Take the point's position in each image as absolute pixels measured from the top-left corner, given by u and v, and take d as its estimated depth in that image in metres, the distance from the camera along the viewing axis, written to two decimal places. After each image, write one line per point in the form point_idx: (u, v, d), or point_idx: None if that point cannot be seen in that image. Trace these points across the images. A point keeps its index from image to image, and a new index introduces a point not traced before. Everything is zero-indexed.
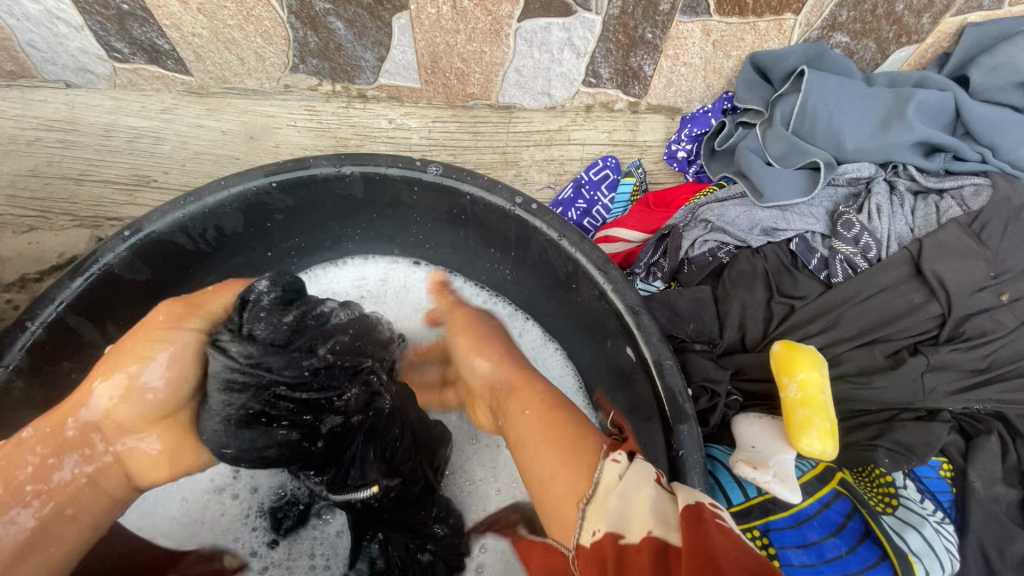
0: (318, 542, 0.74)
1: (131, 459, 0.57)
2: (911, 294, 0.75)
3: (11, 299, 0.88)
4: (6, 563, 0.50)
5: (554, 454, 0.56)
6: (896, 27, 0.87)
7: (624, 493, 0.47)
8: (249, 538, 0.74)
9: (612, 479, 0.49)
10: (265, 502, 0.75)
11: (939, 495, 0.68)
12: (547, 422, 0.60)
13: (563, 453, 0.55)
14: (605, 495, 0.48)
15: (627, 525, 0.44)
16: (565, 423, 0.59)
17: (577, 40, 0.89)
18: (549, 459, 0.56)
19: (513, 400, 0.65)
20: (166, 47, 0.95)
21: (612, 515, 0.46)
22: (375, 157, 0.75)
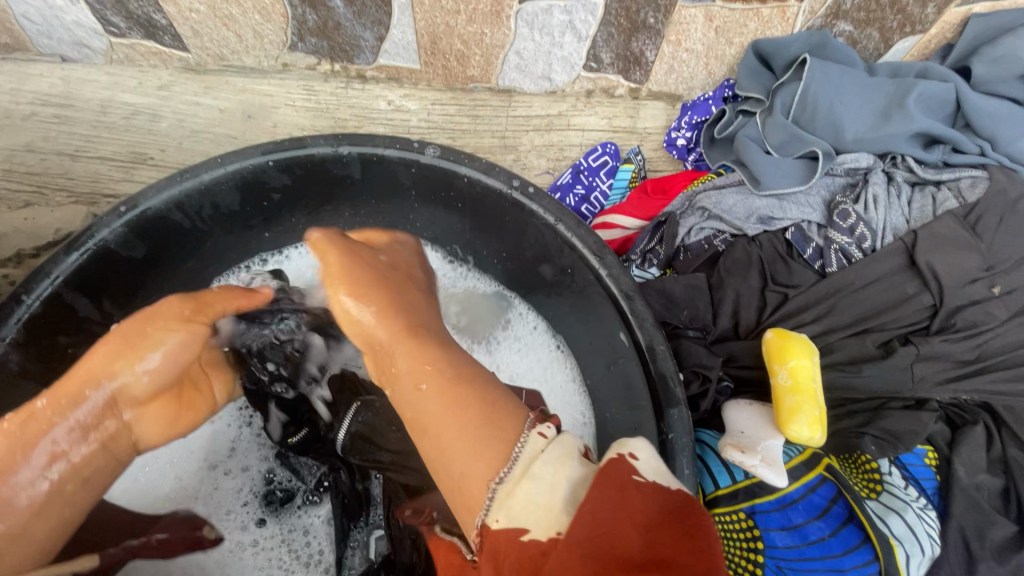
0: (312, 520, 0.75)
1: (133, 428, 0.59)
2: (904, 285, 0.75)
3: (8, 274, 0.90)
4: (21, 521, 0.51)
5: (464, 432, 0.46)
6: (901, 17, 0.87)
7: (535, 476, 0.40)
8: (240, 515, 0.74)
9: (532, 452, 0.42)
10: (256, 482, 0.76)
11: (924, 482, 0.69)
12: (458, 393, 0.49)
13: (476, 429, 0.46)
14: (518, 478, 0.41)
15: (537, 511, 0.39)
16: (484, 396, 0.49)
17: (579, 23, 0.88)
18: (450, 434, 0.47)
19: (406, 368, 0.54)
20: (163, 22, 0.94)
21: (518, 504, 0.39)
22: (373, 137, 0.74)
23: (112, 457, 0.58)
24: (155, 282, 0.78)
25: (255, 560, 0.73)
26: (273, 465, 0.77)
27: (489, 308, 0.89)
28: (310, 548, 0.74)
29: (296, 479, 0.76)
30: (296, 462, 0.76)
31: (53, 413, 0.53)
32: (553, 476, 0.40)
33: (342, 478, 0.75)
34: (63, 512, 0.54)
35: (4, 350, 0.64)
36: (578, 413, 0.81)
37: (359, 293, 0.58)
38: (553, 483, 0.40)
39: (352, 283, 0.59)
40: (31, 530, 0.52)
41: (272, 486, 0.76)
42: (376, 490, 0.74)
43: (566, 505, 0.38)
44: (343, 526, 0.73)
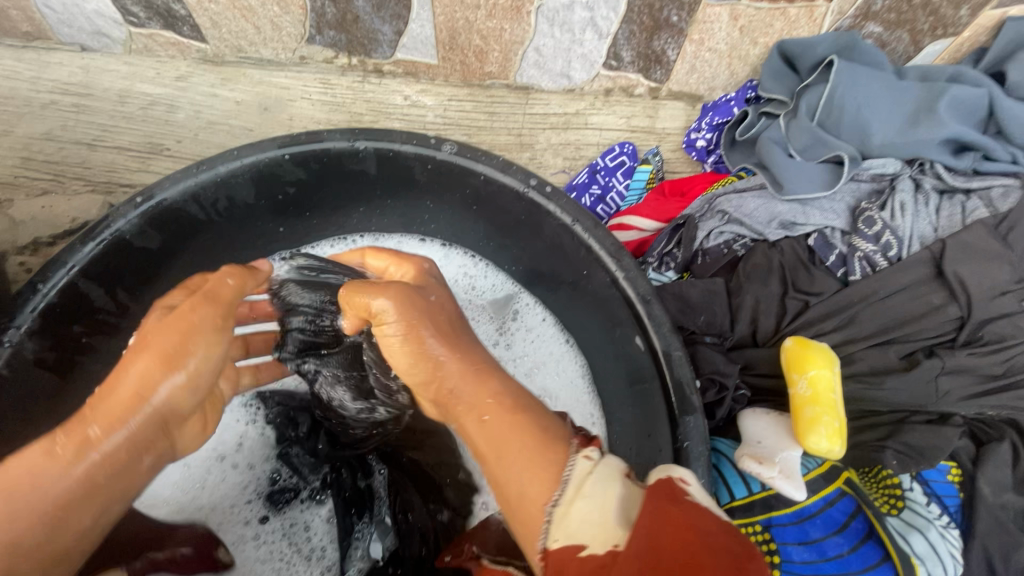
0: (317, 519, 0.73)
1: (176, 442, 0.52)
2: (930, 296, 0.73)
3: (25, 262, 0.90)
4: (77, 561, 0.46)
5: (525, 451, 0.44)
6: (932, 19, 0.84)
7: (589, 496, 0.40)
8: (244, 510, 0.73)
9: (581, 474, 0.42)
10: (261, 481, 0.75)
11: (946, 499, 0.67)
12: (513, 412, 0.47)
13: (535, 449, 0.44)
14: (572, 497, 0.40)
15: (591, 536, 0.38)
16: (537, 417, 0.47)
17: (601, 20, 0.87)
18: (518, 459, 0.44)
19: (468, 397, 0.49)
20: (182, 13, 0.93)
21: (573, 526, 0.39)
22: (389, 132, 0.74)
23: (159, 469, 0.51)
24: (169, 274, 0.78)
25: (257, 553, 0.71)
26: (278, 463, 0.75)
27: (500, 306, 0.88)
28: (312, 541, 0.72)
29: (300, 478, 0.75)
30: (298, 460, 0.75)
31: (101, 435, 0.46)
32: (604, 496, 0.40)
33: (343, 475, 0.74)
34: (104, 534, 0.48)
35: (19, 339, 0.64)
36: (588, 412, 0.81)
37: (439, 323, 0.53)
38: (603, 511, 0.39)
39: (424, 301, 0.54)
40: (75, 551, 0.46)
41: (277, 483, 0.74)
42: (378, 486, 0.73)
43: (619, 526, 0.38)
44: (344, 521, 0.71)
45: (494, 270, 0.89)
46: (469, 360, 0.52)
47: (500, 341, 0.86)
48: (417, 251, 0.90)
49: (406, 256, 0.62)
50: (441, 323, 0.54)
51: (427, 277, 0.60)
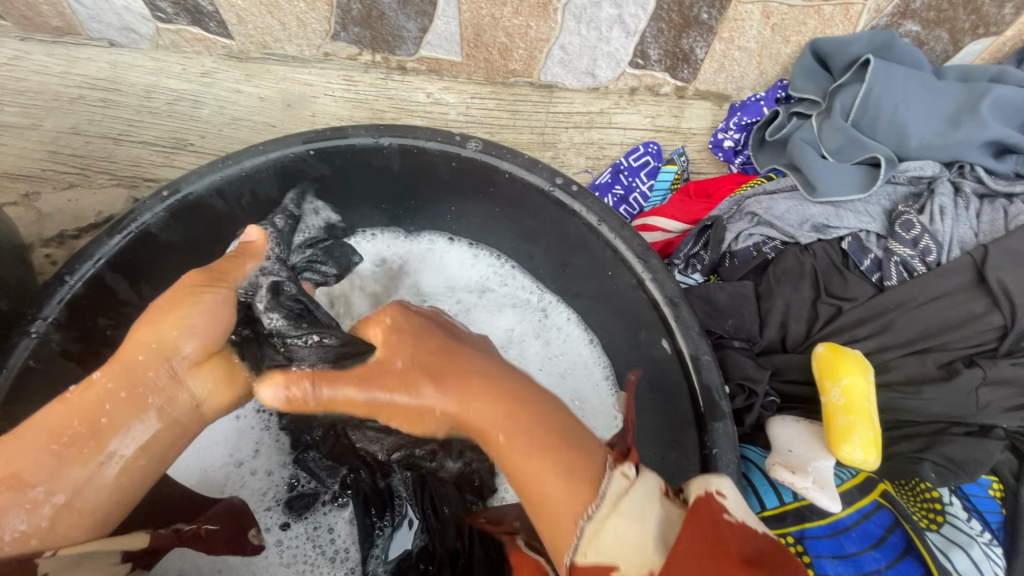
0: (337, 525, 0.72)
1: (192, 397, 0.51)
2: (971, 304, 0.71)
3: (50, 254, 0.90)
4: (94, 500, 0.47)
5: (555, 482, 0.44)
6: (974, 17, 0.82)
7: (625, 513, 0.41)
8: (263, 517, 0.72)
9: (616, 491, 0.43)
10: (279, 487, 0.74)
11: (988, 514, 0.64)
12: (544, 441, 0.46)
13: (570, 476, 0.44)
14: (604, 516, 0.42)
15: (627, 555, 0.40)
16: (566, 450, 0.46)
17: (629, 17, 0.85)
18: (552, 491, 0.44)
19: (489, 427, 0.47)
20: (209, 8, 0.94)
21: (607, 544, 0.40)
22: (414, 128, 0.73)
23: (182, 430, 0.51)
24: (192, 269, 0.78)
25: (281, 559, 0.70)
26: (295, 469, 0.75)
27: (527, 306, 0.86)
28: (336, 544, 0.71)
29: (318, 482, 0.73)
30: (315, 465, 0.73)
31: (114, 389, 0.48)
32: (642, 513, 0.41)
33: (362, 477, 0.73)
34: (116, 497, 0.48)
35: (46, 330, 0.64)
36: (611, 416, 0.78)
37: (415, 388, 0.48)
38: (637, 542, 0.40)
39: (386, 378, 0.49)
40: (88, 505, 0.47)
41: (296, 489, 0.74)
42: (399, 486, 0.73)
43: (656, 547, 0.40)
44: (365, 522, 0.71)
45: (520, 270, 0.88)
46: (479, 398, 0.48)
47: (538, 338, 0.84)
48: (448, 245, 0.89)
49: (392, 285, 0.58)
50: (425, 379, 0.48)
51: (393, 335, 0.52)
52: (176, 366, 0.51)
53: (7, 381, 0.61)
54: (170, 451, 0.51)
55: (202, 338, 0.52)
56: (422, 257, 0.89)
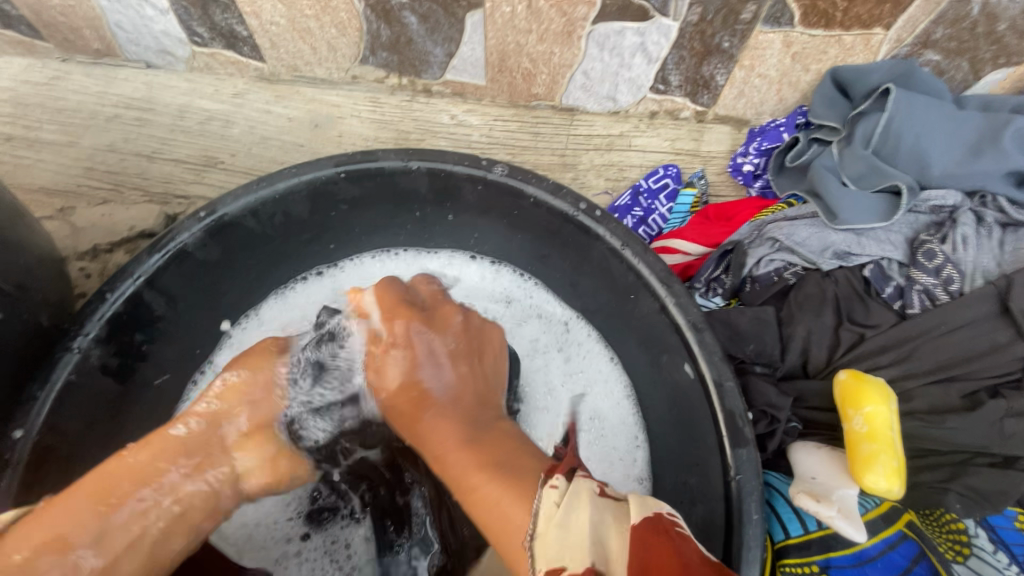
0: (359, 537, 0.73)
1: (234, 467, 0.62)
2: (995, 333, 0.71)
3: (85, 268, 0.92)
4: (114, 558, 0.53)
5: (498, 483, 0.48)
6: (995, 48, 0.83)
7: (561, 524, 0.40)
8: (285, 527, 0.73)
9: (549, 505, 0.43)
10: (301, 500, 0.74)
11: (1015, 548, 0.65)
12: (486, 449, 0.52)
13: (511, 481, 0.48)
14: (545, 529, 0.41)
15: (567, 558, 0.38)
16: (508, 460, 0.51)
17: (651, 45, 0.87)
18: (505, 501, 0.46)
19: (440, 424, 0.56)
20: (244, 33, 0.98)
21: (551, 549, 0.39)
22: (442, 153, 0.75)
23: (214, 500, 0.60)
24: (225, 286, 0.80)
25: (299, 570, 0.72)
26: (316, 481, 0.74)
27: (552, 322, 0.87)
28: (352, 559, 0.72)
29: (338, 497, 0.74)
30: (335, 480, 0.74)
31: (168, 458, 0.58)
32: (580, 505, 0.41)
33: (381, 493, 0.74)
34: (157, 550, 0.56)
35: (87, 346, 0.66)
36: (633, 436, 0.79)
37: (416, 357, 0.61)
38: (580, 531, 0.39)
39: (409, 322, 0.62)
40: (121, 564, 0.53)
41: (317, 502, 0.74)
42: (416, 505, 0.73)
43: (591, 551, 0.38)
44: (385, 541, 0.72)
45: (538, 284, 0.88)
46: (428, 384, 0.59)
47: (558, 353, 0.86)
48: (469, 264, 0.90)
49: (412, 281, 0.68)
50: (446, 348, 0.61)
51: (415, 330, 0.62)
52: (225, 435, 0.62)
53: (49, 395, 0.63)
54: (212, 506, 0.60)
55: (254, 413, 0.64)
56: (443, 275, 0.90)
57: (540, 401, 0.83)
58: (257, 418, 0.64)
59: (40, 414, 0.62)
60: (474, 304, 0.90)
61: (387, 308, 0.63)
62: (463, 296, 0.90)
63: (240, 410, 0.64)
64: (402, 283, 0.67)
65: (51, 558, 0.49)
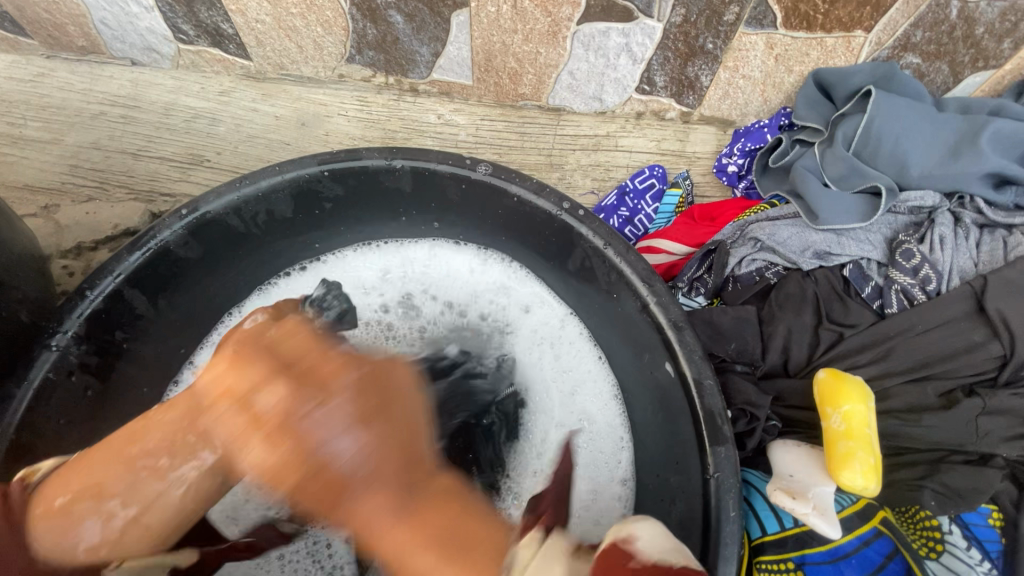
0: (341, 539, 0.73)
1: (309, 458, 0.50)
2: (971, 333, 0.72)
3: (68, 266, 0.92)
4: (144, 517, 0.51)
5: (450, 567, 0.42)
6: (973, 51, 0.84)
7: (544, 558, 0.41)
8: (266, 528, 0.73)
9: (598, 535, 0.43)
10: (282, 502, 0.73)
11: (988, 544, 0.65)
12: (424, 516, 0.45)
13: (461, 559, 0.42)
14: (524, 565, 0.41)
15: (603, 559, 0.40)
16: (464, 521, 0.45)
17: (635, 46, 0.88)
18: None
19: (366, 503, 0.44)
20: (230, 31, 0.97)
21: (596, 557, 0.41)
22: (426, 152, 0.75)
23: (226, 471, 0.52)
24: (209, 284, 0.80)
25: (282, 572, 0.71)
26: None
27: (543, 320, 0.86)
28: (333, 560, 0.72)
29: None
30: None
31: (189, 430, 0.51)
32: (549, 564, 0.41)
33: None
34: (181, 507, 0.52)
35: (66, 344, 0.66)
36: (618, 436, 0.79)
37: (292, 434, 0.45)
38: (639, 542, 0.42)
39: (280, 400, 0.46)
40: (148, 518, 0.51)
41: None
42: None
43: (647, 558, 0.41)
44: None
45: (526, 278, 0.87)
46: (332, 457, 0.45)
47: (548, 351, 0.85)
48: (454, 255, 0.89)
49: (250, 353, 0.50)
50: (347, 413, 0.46)
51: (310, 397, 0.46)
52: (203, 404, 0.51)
53: (28, 392, 0.63)
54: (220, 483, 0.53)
55: (272, 401, 0.46)
56: (430, 266, 0.90)
57: (535, 405, 0.83)
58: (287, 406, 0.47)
59: (20, 410, 0.62)
60: (473, 299, 0.88)
61: (261, 373, 0.48)
62: (461, 290, 0.89)
63: (236, 388, 0.48)
64: (267, 334, 0.52)
65: (85, 504, 0.49)
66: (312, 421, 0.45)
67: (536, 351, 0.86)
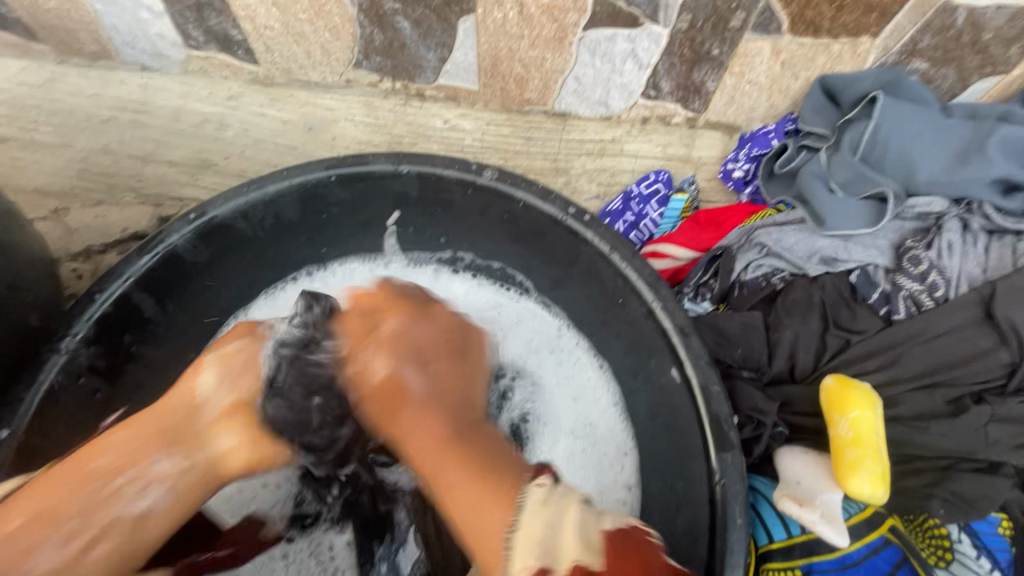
0: (339, 542, 0.74)
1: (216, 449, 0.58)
2: (979, 340, 0.72)
3: (76, 268, 0.95)
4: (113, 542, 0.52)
5: (472, 486, 0.46)
6: (981, 57, 0.84)
7: (554, 506, 0.43)
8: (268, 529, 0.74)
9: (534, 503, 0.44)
10: (286, 503, 0.74)
11: (998, 554, 0.66)
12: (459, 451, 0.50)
13: (490, 485, 0.46)
14: (530, 516, 0.43)
15: (555, 558, 0.41)
16: (494, 456, 0.50)
17: (641, 52, 0.88)
18: (479, 526, 0.44)
19: (420, 428, 0.53)
20: (238, 37, 0.98)
21: (538, 546, 0.41)
22: (433, 158, 0.76)
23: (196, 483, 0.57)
24: (216, 288, 0.81)
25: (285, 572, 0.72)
26: (301, 485, 0.74)
27: (546, 328, 0.87)
28: (335, 562, 0.73)
29: (321, 504, 0.75)
30: (319, 488, 0.74)
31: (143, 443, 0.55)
32: (563, 510, 0.43)
33: (363, 501, 0.74)
34: (141, 531, 0.54)
35: (75, 346, 0.66)
36: (621, 443, 0.79)
37: (401, 354, 0.58)
38: (567, 523, 0.42)
39: (387, 325, 0.61)
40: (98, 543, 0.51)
41: (301, 507, 0.74)
42: (400, 514, 0.74)
43: (578, 544, 0.41)
44: (365, 546, 0.73)
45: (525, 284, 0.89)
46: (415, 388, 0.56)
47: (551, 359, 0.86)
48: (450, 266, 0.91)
49: (397, 304, 0.63)
50: (444, 351, 0.59)
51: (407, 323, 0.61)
52: (202, 416, 0.58)
53: (35, 396, 0.63)
54: (192, 495, 0.57)
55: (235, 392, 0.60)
56: (427, 288, 0.91)
57: (543, 416, 0.83)
58: (234, 399, 0.60)
59: (26, 415, 0.62)
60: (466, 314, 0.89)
61: (387, 303, 0.63)
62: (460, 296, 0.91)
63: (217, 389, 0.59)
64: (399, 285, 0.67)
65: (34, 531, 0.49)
66: (415, 338, 0.59)
67: (539, 360, 0.87)
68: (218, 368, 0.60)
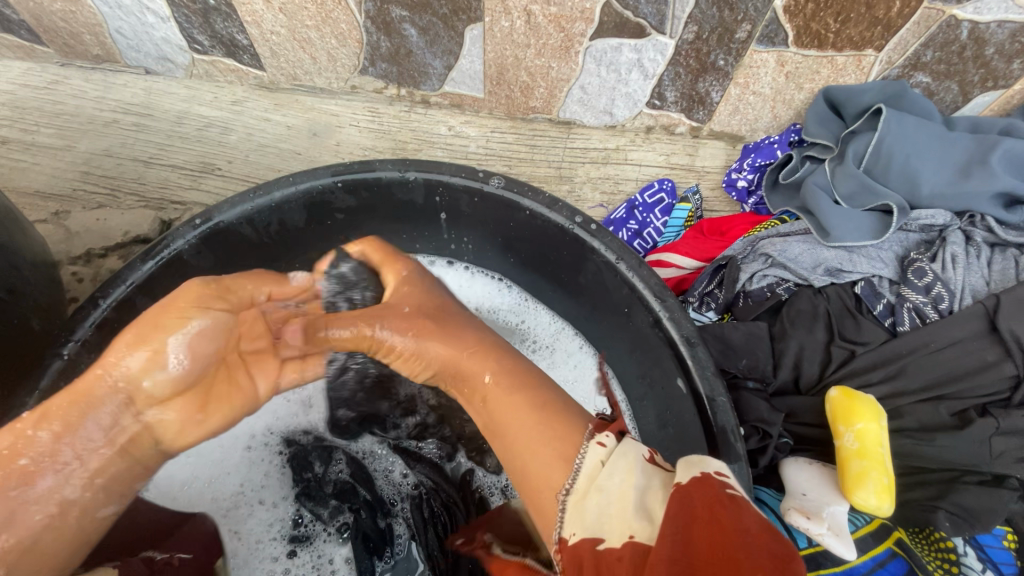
0: (340, 558, 0.72)
1: (151, 424, 0.55)
2: (984, 352, 0.72)
3: (76, 271, 0.92)
4: (30, 534, 0.48)
5: (534, 429, 0.51)
6: (983, 71, 0.84)
7: (611, 468, 0.42)
8: (269, 547, 0.72)
9: (594, 464, 0.44)
10: (284, 522, 0.74)
11: (1002, 566, 0.66)
12: (503, 382, 0.56)
13: (550, 432, 0.50)
14: (586, 488, 0.43)
15: (606, 529, 0.39)
16: (543, 402, 0.54)
17: (647, 62, 0.89)
18: (545, 455, 0.49)
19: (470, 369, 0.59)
20: (244, 42, 0.99)
21: (590, 519, 0.40)
22: (438, 164, 0.75)
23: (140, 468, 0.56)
24: None
25: None
26: (299, 504, 0.74)
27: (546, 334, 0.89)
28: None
29: (321, 523, 0.74)
30: (320, 503, 0.74)
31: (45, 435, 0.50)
32: (625, 468, 0.42)
33: (363, 517, 0.74)
34: (83, 530, 0.52)
35: (77, 352, 0.65)
36: None
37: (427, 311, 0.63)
38: (621, 493, 0.40)
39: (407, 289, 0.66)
40: (41, 539, 0.49)
41: (300, 526, 0.74)
42: (399, 527, 0.74)
43: (637, 516, 0.38)
44: (366, 563, 0.71)
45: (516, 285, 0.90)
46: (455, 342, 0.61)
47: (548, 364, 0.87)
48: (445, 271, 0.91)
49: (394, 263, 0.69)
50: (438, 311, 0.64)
51: (417, 281, 0.68)
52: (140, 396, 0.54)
53: (36, 402, 0.62)
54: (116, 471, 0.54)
55: (172, 377, 0.55)
56: None
57: None
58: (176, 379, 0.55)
59: None
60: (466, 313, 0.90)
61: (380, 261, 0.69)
62: None
63: (162, 357, 0.54)
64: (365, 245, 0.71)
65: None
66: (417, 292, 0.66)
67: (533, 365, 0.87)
68: (183, 352, 0.55)
